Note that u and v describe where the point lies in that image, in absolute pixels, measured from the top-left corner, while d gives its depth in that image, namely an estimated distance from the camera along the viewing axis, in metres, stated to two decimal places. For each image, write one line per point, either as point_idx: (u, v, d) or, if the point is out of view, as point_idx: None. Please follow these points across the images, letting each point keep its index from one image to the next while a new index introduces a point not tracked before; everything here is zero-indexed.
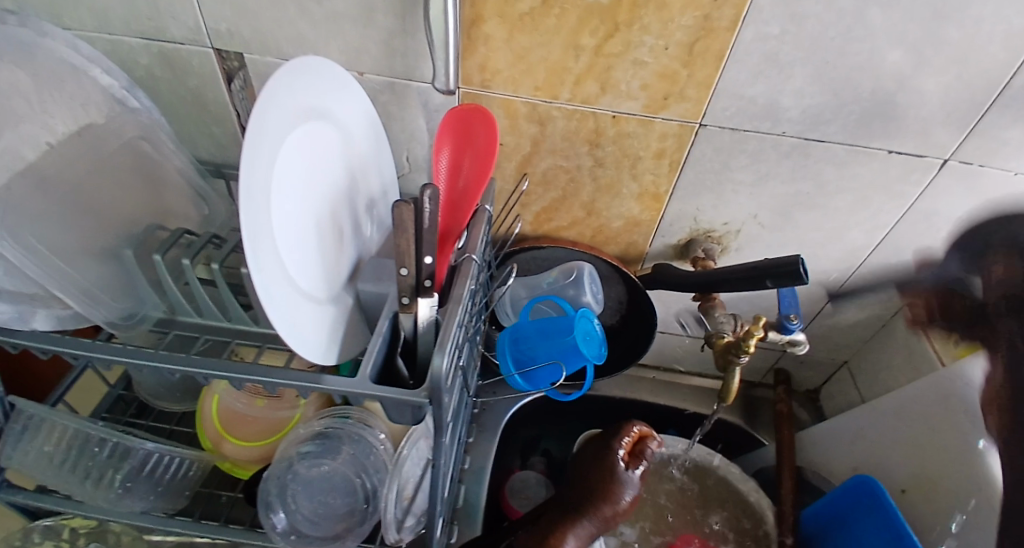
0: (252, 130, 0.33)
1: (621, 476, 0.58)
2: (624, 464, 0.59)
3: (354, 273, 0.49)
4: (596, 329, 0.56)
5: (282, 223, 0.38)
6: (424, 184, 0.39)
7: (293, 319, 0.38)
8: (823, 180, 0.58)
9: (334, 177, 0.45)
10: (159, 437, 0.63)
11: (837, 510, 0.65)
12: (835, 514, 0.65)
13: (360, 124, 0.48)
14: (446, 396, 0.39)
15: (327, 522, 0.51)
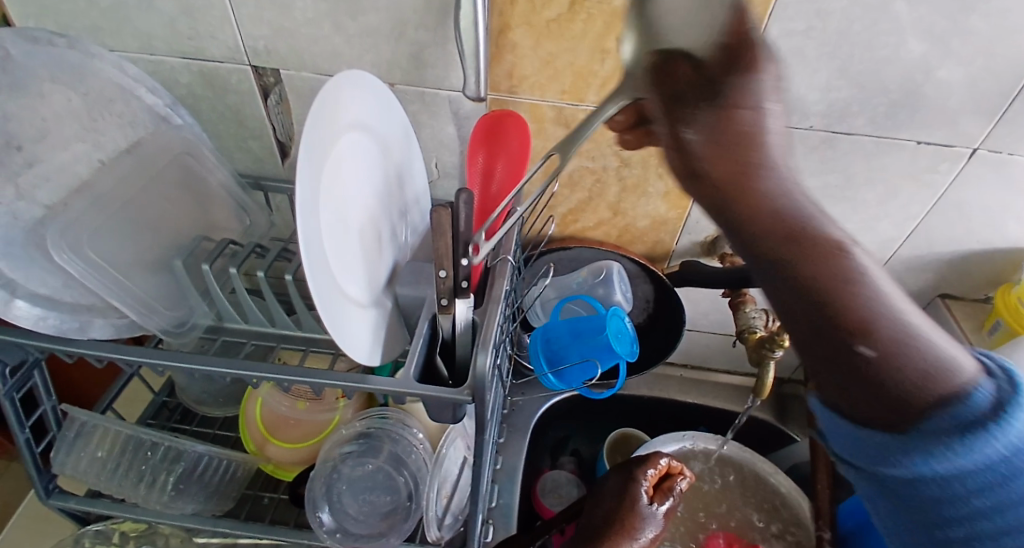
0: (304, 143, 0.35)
1: (641, 510, 0.52)
2: (648, 498, 0.53)
3: (393, 278, 0.50)
4: (628, 327, 0.56)
5: (331, 230, 0.40)
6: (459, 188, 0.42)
7: (342, 322, 0.40)
8: (852, 173, 0.57)
9: (374, 186, 0.47)
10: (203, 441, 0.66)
11: None
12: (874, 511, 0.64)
13: (396, 134, 0.50)
14: (489, 393, 0.41)
15: (372, 520, 0.53)
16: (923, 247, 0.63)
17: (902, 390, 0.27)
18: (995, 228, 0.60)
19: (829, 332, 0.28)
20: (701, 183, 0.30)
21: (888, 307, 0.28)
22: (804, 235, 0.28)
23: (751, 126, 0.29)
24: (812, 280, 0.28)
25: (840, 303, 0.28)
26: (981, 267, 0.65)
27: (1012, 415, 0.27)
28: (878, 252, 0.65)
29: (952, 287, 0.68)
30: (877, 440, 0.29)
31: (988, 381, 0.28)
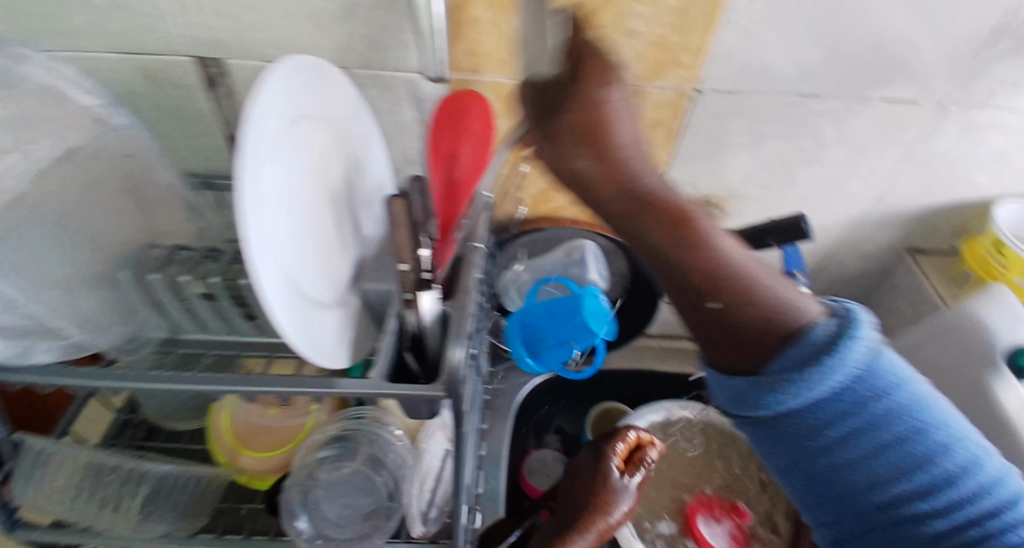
0: (250, 135, 0.32)
1: (615, 483, 0.51)
2: (619, 472, 0.53)
3: (358, 275, 0.48)
4: (604, 304, 0.55)
5: (287, 229, 0.38)
6: (414, 176, 0.42)
7: (301, 326, 0.37)
8: (821, 136, 0.57)
9: (332, 178, 0.45)
10: (171, 457, 0.63)
11: None
12: None
13: (352, 122, 0.47)
14: (464, 388, 0.39)
15: (353, 524, 0.50)
16: (890, 204, 0.64)
17: (750, 330, 0.31)
18: (956, 180, 0.61)
19: (688, 300, 0.31)
20: (574, 181, 0.31)
21: (738, 267, 0.30)
22: (649, 208, 0.30)
23: (595, 121, 0.30)
24: (660, 246, 0.30)
25: (691, 272, 0.30)
26: (947, 219, 0.65)
27: (848, 348, 0.29)
28: (848, 211, 0.65)
29: (917, 241, 0.68)
30: (740, 385, 0.33)
31: (827, 321, 0.30)
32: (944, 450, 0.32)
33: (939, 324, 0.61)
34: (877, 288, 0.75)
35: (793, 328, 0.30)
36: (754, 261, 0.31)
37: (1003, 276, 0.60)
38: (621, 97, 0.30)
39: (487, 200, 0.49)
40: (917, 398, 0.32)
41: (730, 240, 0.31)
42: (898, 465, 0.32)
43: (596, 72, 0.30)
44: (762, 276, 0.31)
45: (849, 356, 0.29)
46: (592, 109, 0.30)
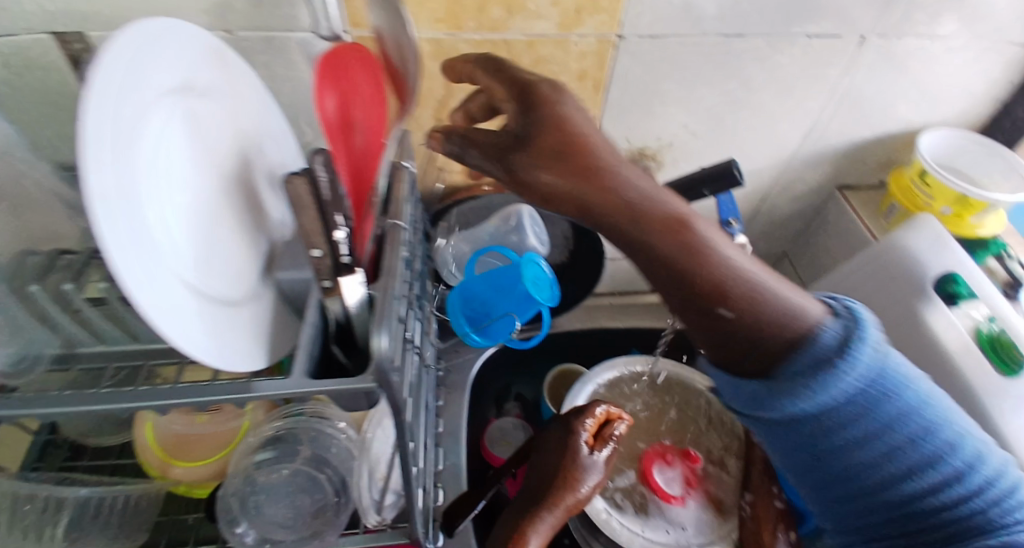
0: (106, 118, 0.28)
1: (583, 461, 0.51)
2: (588, 448, 0.52)
3: (271, 265, 0.44)
4: (545, 271, 0.54)
5: (172, 221, 0.34)
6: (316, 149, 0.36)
7: (196, 329, 0.34)
8: (748, 77, 0.55)
9: (226, 158, 0.41)
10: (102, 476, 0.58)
11: None
12: None
13: (237, 96, 0.43)
14: (394, 377, 0.36)
15: (300, 523, 0.47)
16: (819, 142, 0.64)
17: (756, 332, 0.33)
18: (880, 114, 0.61)
19: (698, 315, 0.33)
20: (552, 201, 0.28)
21: (747, 282, 0.31)
22: (648, 220, 0.28)
23: (578, 140, 0.27)
24: (682, 266, 0.29)
25: (703, 284, 0.30)
26: (873, 154, 0.66)
27: (854, 351, 0.35)
28: (778, 153, 0.65)
29: (847, 178, 0.69)
30: (755, 388, 0.37)
31: (834, 322, 0.35)
32: (931, 431, 0.39)
33: (871, 258, 0.63)
34: (811, 227, 0.76)
35: (797, 334, 0.34)
36: (756, 266, 0.32)
37: (929, 208, 0.61)
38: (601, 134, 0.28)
39: (408, 168, 0.45)
40: (920, 396, 0.39)
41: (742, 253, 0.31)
42: (901, 453, 0.40)
43: (561, 97, 0.28)
44: (767, 281, 0.32)
45: (855, 359, 0.35)
46: (578, 145, 0.27)
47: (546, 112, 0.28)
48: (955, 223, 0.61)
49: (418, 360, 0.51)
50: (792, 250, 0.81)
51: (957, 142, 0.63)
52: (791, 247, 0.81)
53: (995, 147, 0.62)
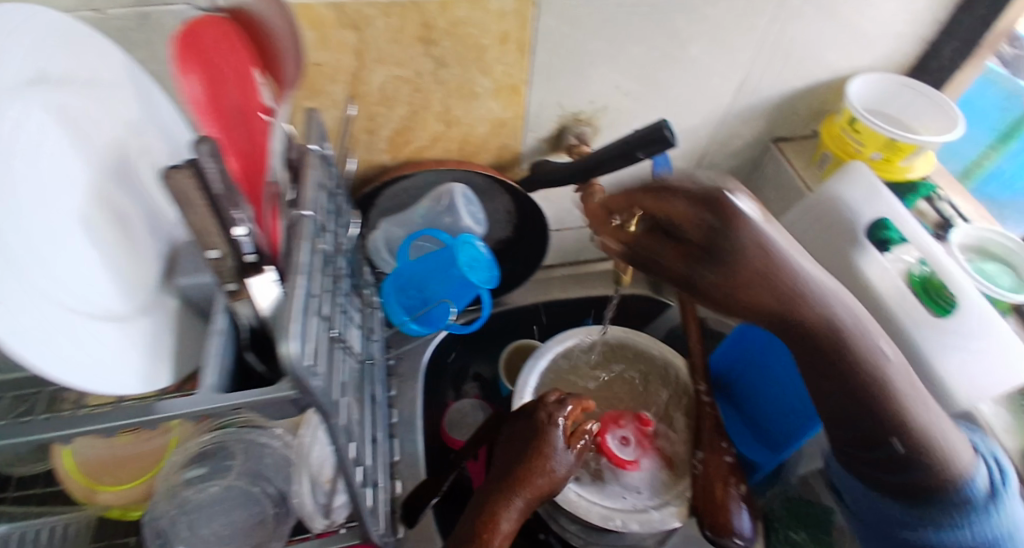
0: None
1: (557, 454, 0.50)
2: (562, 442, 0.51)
3: (171, 270, 0.41)
4: (482, 252, 0.52)
5: (23, 232, 0.29)
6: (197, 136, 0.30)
7: (68, 356, 0.30)
8: (677, 31, 0.53)
9: (97, 155, 0.35)
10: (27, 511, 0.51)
11: (744, 351, 0.66)
12: (744, 356, 0.66)
13: (114, 86, 0.38)
14: (312, 382, 0.33)
15: (236, 540, 0.47)
16: (752, 96, 0.63)
17: (925, 463, 0.41)
18: (811, 63, 0.60)
19: (847, 392, 0.39)
20: (698, 296, 0.34)
21: (893, 380, 0.38)
22: (806, 316, 0.34)
23: (765, 266, 0.31)
24: (845, 362, 0.37)
25: (853, 378, 0.38)
26: (805, 104, 0.66)
27: (992, 510, 0.42)
28: (713, 109, 0.63)
29: (782, 130, 0.69)
30: (893, 509, 0.46)
31: (980, 475, 0.42)
32: None
33: (806, 210, 0.63)
34: (750, 181, 0.76)
35: (948, 477, 0.41)
36: (911, 389, 0.39)
37: (860, 155, 0.61)
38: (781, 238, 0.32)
39: (316, 151, 0.41)
40: (1011, 527, 0.42)
41: (887, 352, 0.38)
42: None
43: (751, 217, 0.31)
44: (914, 404, 0.39)
45: (982, 519, 0.42)
46: (763, 257, 0.31)
47: (723, 250, 0.31)
48: (885, 168, 0.61)
49: (352, 355, 0.48)
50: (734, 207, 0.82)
51: (890, 85, 0.64)
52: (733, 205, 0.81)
53: (921, 89, 0.62)
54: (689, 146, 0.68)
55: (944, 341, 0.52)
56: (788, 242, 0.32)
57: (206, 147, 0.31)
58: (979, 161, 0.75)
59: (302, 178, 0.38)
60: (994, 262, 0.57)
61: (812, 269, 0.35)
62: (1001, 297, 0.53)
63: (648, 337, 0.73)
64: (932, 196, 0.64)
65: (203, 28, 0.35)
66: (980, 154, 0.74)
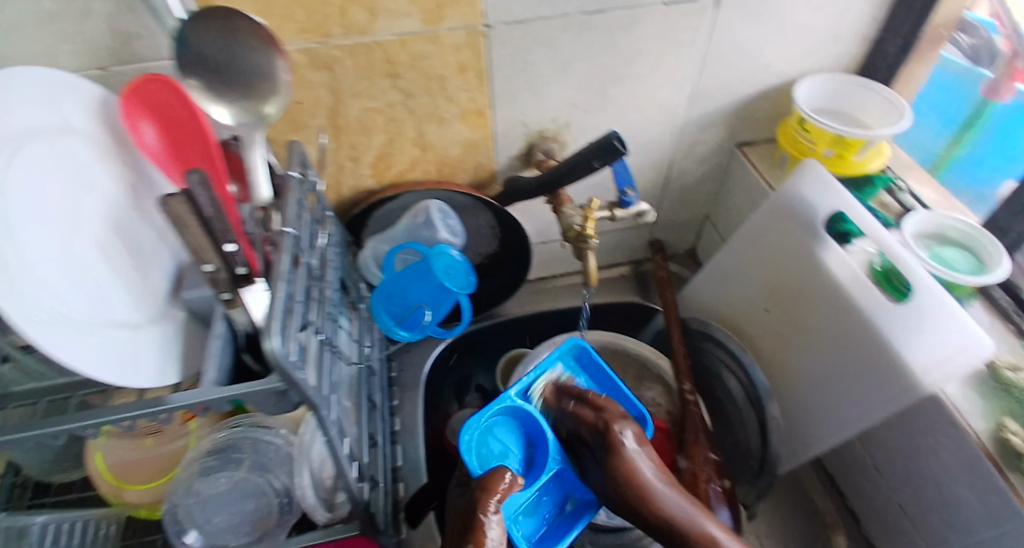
0: None
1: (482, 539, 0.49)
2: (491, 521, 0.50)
3: (178, 287, 0.47)
4: (458, 260, 0.58)
5: (53, 263, 0.36)
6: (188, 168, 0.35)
7: (82, 346, 0.37)
8: (619, 49, 0.58)
9: (106, 197, 0.42)
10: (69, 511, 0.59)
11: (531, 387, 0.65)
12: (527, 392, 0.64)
13: (92, 135, 0.42)
14: (297, 373, 0.38)
15: (246, 528, 0.51)
16: (706, 102, 0.67)
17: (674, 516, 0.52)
18: (753, 68, 0.65)
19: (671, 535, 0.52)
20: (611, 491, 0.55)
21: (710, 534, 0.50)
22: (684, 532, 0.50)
23: (643, 490, 0.52)
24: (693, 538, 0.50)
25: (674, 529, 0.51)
26: (760, 108, 0.70)
27: None
28: (671, 118, 0.68)
29: (741, 130, 0.73)
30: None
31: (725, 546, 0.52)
32: None
33: (769, 210, 0.68)
34: (725, 184, 0.80)
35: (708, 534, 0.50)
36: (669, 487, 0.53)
37: (814, 152, 0.65)
38: (649, 470, 0.53)
39: (296, 177, 0.47)
40: None
41: (677, 496, 0.52)
42: None
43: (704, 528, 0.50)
44: (667, 493, 0.52)
45: None
46: (625, 474, 0.53)
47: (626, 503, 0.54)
48: (838, 164, 0.65)
49: (339, 356, 0.52)
50: (714, 211, 0.85)
51: (838, 85, 0.68)
52: (712, 209, 0.85)
53: (873, 87, 0.67)
54: (654, 154, 0.72)
55: (907, 327, 0.55)
56: (664, 487, 0.52)
57: (196, 176, 0.35)
58: (946, 154, 0.78)
59: (284, 201, 0.45)
60: (953, 247, 0.60)
61: (653, 478, 0.53)
62: (958, 279, 0.55)
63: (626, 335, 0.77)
64: (893, 188, 0.69)
65: (148, 85, 0.41)
66: (943, 148, 0.79)
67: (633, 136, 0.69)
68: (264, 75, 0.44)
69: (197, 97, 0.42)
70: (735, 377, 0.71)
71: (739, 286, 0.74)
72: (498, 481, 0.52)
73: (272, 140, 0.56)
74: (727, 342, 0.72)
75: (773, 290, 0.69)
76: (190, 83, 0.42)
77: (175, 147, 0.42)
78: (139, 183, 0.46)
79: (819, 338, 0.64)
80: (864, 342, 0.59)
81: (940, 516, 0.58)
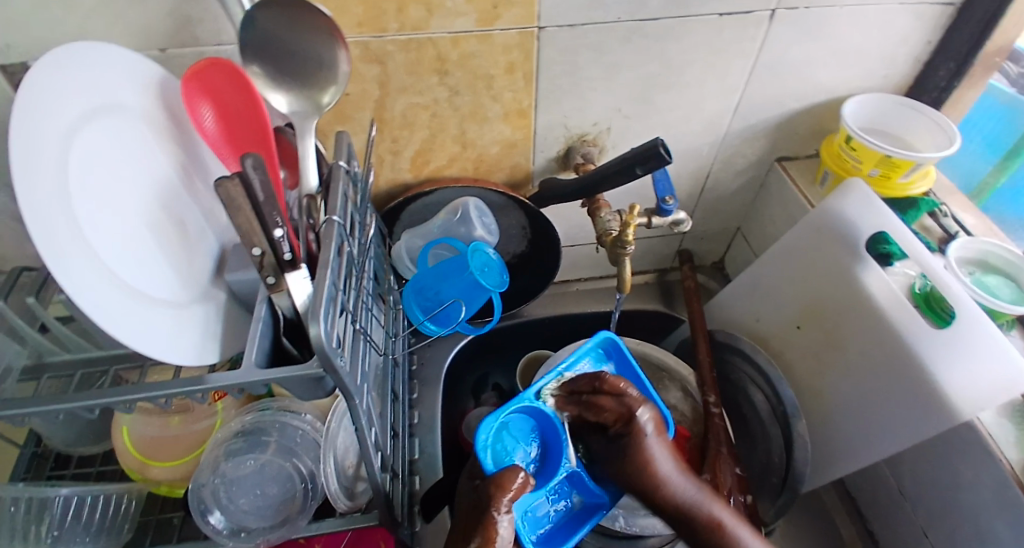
0: (23, 153, 0.31)
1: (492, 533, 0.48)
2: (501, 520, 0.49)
3: (221, 268, 0.48)
4: (493, 258, 0.59)
5: (107, 237, 0.37)
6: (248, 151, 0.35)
7: (132, 323, 0.37)
8: (668, 57, 0.58)
9: (156, 174, 0.43)
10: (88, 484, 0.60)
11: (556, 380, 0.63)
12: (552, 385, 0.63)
13: (147, 113, 0.43)
14: (336, 360, 0.38)
15: (270, 512, 0.51)
16: (749, 115, 0.67)
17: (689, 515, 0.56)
18: (800, 84, 0.64)
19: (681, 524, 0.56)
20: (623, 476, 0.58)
21: (722, 523, 0.55)
22: (695, 518, 0.55)
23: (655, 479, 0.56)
24: (708, 533, 0.55)
25: (686, 518, 0.56)
26: (803, 123, 0.70)
27: None
28: (712, 129, 0.67)
29: (782, 144, 0.72)
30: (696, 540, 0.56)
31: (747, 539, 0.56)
32: None
33: (806, 226, 0.67)
34: (759, 198, 0.79)
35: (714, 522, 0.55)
36: (681, 480, 0.57)
37: (859, 171, 0.65)
38: (662, 459, 0.57)
39: (343, 168, 0.47)
40: None
41: (689, 489, 0.57)
42: None
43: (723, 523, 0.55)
44: (679, 484, 0.56)
45: None
46: (644, 464, 0.56)
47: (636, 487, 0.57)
48: (882, 183, 0.65)
49: (371, 345, 0.52)
50: (746, 225, 0.84)
51: (886, 105, 0.67)
52: (744, 222, 0.84)
53: (923, 109, 0.66)
54: (691, 164, 0.72)
55: (947, 354, 0.54)
56: (678, 477, 0.56)
57: (252, 159, 0.35)
58: (989, 181, 0.76)
59: (332, 190, 0.45)
60: (995, 275, 0.59)
61: (666, 468, 0.57)
62: (999, 307, 0.54)
63: (651, 343, 0.77)
64: (937, 212, 0.68)
65: (210, 69, 0.42)
66: (988, 175, 0.76)
67: (672, 144, 0.68)
68: (321, 63, 0.44)
69: (258, 83, 0.43)
70: (761, 393, 0.70)
71: (768, 302, 0.73)
72: (512, 479, 0.51)
73: (317, 129, 0.57)
74: (755, 356, 0.71)
75: (806, 308, 0.68)
76: (251, 70, 0.43)
77: (230, 130, 0.43)
78: (189, 163, 0.46)
79: (852, 359, 0.63)
80: (900, 366, 0.58)
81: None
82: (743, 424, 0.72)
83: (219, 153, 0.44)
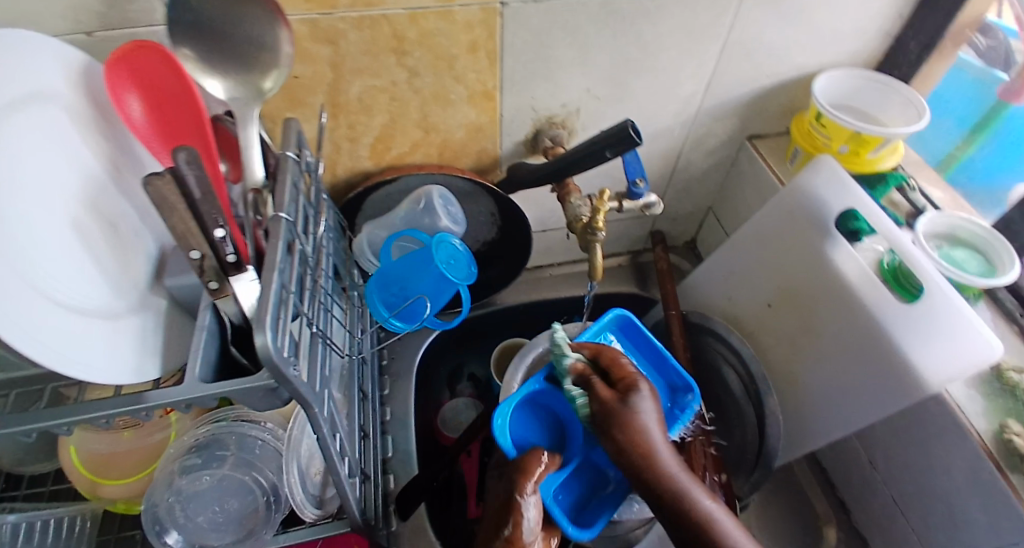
0: None
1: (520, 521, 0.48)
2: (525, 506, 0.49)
3: (161, 272, 0.44)
4: (460, 249, 0.56)
5: (27, 246, 0.33)
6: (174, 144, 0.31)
7: (60, 341, 0.34)
8: (638, 34, 0.55)
9: (83, 173, 0.39)
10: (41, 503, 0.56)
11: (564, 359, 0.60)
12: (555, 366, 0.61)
13: (70, 105, 0.39)
14: (289, 370, 0.35)
15: (230, 525, 0.49)
16: (721, 93, 0.65)
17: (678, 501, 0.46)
18: (773, 60, 0.62)
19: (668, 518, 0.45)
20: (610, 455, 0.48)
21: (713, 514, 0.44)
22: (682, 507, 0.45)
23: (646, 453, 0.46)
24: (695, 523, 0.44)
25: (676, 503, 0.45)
26: (775, 100, 0.68)
27: None
28: (684, 107, 0.65)
29: (754, 122, 0.71)
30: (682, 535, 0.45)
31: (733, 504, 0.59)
32: None
33: (777, 204, 0.66)
34: (731, 176, 0.78)
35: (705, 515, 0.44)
36: (674, 460, 0.47)
37: (829, 148, 0.64)
38: (657, 433, 0.47)
39: (292, 158, 0.43)
40: None
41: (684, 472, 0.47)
42: None
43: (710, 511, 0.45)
44: (671, 461, 0.47)
45: None
46: (635, 429, 0.47)
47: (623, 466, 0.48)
48: (854, 159, 0.64)
49: (332, 347, 0.49)
50: (717, 204, 0.84)
51: (855, 80, 0.67)
52: (716, 201, 0.83)
53: (892, 83, 0.65)
54: (664, 144, 0.70)
55: (921, 330, 0.54)
56: (672, 454, 0.47)
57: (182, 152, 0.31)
58: (956, 154, 0.77)
59: (279, 183, 0.41)
60: (964, 248, 0.60)
61: (660, 442, 0.47)
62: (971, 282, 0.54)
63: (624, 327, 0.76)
64: (905, 186, 0.67)
65: (139, 51, 0.37)
66: (955, 148, 0.77)
67: (644, 124, 0.66)
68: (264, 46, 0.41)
69: (189, 68, 0.39)
70: (736, 374, 0.70)
71: (742, 282, 0.73)
72: (536, 462, 0.51)
73: (265, 116, 0.52)
74: (729, 336, 0.71)
75: (779, 287, 0.67)
76: (181, 52, 0.39)
77: (162, 121, 0.39)
78: (119, 158, 0.42)
79: (824, 338, 0.63)
80: (874, 344, 0.57)
81: (936, 515, 0.58)
82: (718, 405, 0.72)
83: (150, 146, 0.40)
